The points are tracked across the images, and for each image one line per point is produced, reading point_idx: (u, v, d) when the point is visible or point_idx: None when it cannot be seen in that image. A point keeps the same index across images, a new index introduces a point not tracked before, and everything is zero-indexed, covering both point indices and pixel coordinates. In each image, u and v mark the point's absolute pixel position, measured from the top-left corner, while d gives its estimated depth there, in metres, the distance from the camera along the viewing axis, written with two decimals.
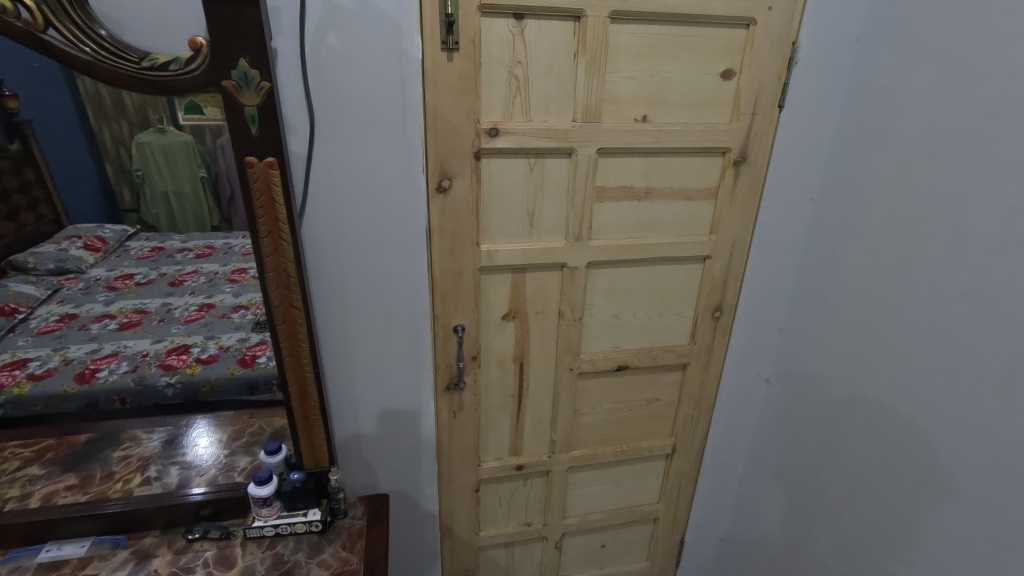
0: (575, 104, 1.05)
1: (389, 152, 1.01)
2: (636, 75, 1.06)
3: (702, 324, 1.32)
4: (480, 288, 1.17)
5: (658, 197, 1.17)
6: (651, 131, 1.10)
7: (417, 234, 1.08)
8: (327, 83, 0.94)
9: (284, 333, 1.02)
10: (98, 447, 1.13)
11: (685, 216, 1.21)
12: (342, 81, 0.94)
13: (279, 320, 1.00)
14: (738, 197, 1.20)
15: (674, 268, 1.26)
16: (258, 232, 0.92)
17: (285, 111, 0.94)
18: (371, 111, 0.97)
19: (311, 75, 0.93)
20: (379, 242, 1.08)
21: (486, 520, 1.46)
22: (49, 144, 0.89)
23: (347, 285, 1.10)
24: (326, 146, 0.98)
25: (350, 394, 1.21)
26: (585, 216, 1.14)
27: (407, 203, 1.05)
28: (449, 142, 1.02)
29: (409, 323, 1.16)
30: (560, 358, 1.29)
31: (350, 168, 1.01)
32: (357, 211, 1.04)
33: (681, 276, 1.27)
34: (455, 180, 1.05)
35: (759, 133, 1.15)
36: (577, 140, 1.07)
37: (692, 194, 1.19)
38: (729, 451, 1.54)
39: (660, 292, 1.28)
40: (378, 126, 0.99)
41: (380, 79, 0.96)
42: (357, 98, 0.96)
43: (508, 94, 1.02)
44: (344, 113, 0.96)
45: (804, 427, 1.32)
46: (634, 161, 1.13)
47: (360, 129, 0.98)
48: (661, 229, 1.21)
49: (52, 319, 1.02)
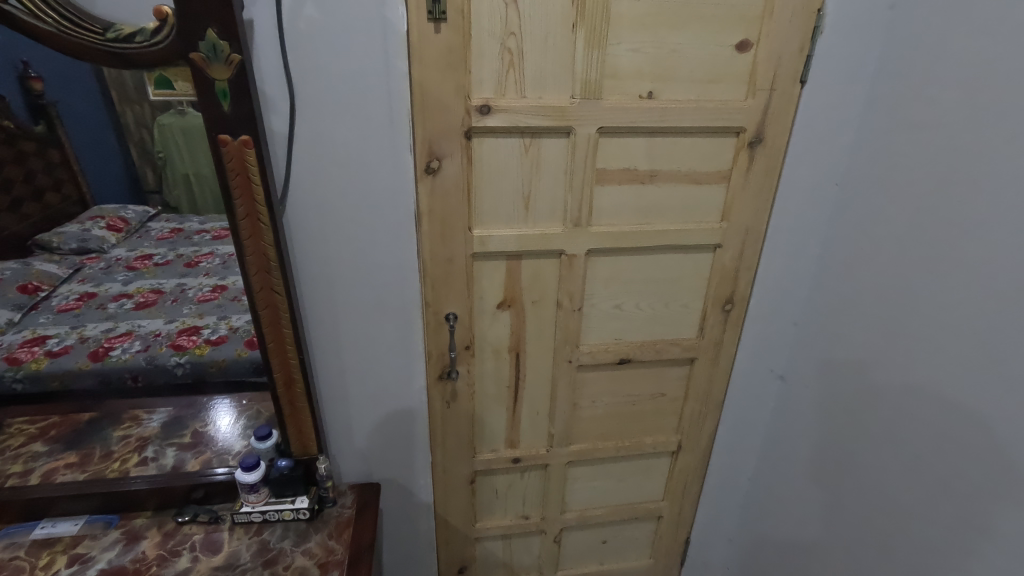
0: (573, 79, 0.98)
1: (374, 131, 0.96)
2: (640, 46, 0.97)
3: (711, 317, 1.25)
4: (473, 275, 1.12)
5: (665, 180, 1.09)
6: (657, 108, 1.02)
7: (405, 218, 1.04)
8: (307, 57, 0.89)
9: (266, 319, 0.99)
10: (98, 427, 1.12)
11: (694, 201, 1.12)
12: (321, 54, 0.89)
13: (260, 306, 0.97)
14: (752, 182, 1.11)
15: (681, 257, 1.18)
16: (234, 214, 0.89)
17: (264, 87, 0.90)
18: (354, 86, 0.92)
19: (289, 47, 0.88)
20: (365, 227, 1.03)
21: (484, 508, 1.43)
22: (74, 125, 0.87)
23: (334, 270, 1.07)
24: (308, 124, 0.94)
25: (340, 381, 1.18)
26: (584, 201, 1.07)
27: (394, 185, 1.01)
28: (437, 119, 0.96)
29: (398, 311, 1.13)
30: (559, 350, 1.23)
31: (333, 149, 0.96)
32: (342, 192, 1.00)
33: (689, 266, 1.19)
34: (444, 161, 1.00)
35: (777, 111, 1.05)
36: (575, 118, 1.00)
37: (701, 177, 1.10)
38: (738, 449, 1.46)
39: (665, 283, 1.20)
40: (361, 102, 0.94)
41: (362, 52, 0.90)
42: (339, 73, 0.91)
43: (500, 68, 0.96)
44: (325, 88, 0.92)
45: (820, 430, 1.23)
46: (639, 141, 1.05)
47: (342, 106, 0.93)
48: (667, 215, 1.13)
49: (71, 298, 0.98)
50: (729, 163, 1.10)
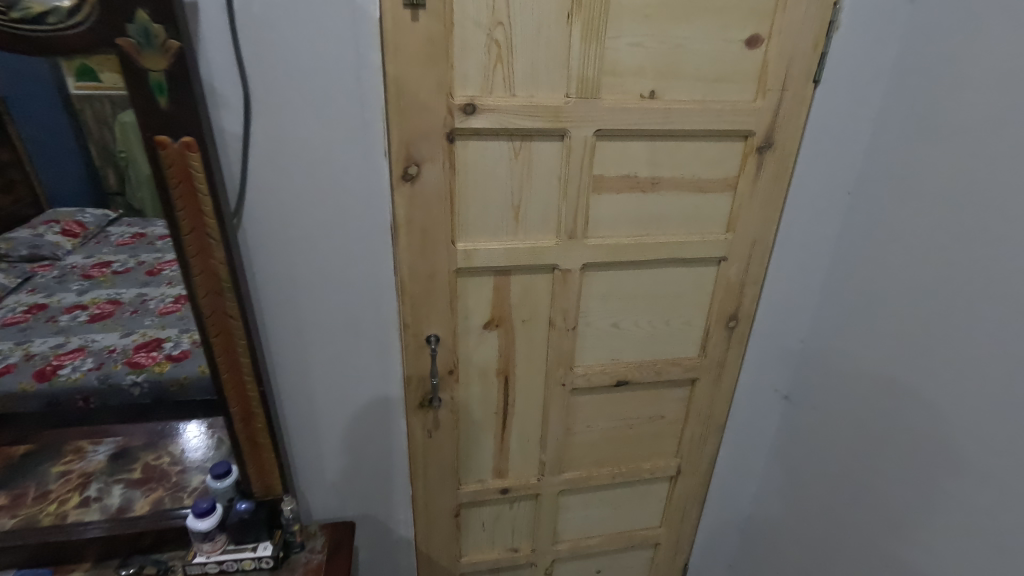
0: (568, 76, 0.87)
1: (342, 133, 0.84)
2: (642, 40, 0.88)
3: (714, 334, 1.16)
4: (457, 292, 1.01)
5: (667, 188, 1.00)
6: (660, 109, 0.92)
7: (381, 230, 0.93)
8: (263, 48, 0.77)
9: (219, 346, 0.86)
10: (35, 461, 0.97)
11: (698, 211, 1.03)
12: (280, 44, 0.78)
13: (212, 332, 0.85)
14: (760, 190, 1.02)
15: (683, 272, 1.09)
16: (178, 228, 0.77)
17: (214, 80, 0.78)
18: (320, 81, 0.81)
19: (241, 35, 0.76)
20: (334, 240, 0.92)
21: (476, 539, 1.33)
22: (22, 118, 0.74)
23: (299, 289, 0.95)
24: (266, 125, 0.82)
25: (309, 410, 1.06)
26: (580, 211, 0.97)
27: (368, 192, 0.89)
28: (415, 120, 0.85)
29: (374, 333, 1.01)
30: (551, 372, 1.12)
31: (296, 152, 0.84)
32: (308, 203, 0.88)
33: (692, 280, 1.10)
34: (423, 167, 0.88)
35: (788, 114, 0.96)
36: (570, 120, 0.90)
37: (706, 185, 1.01)
38: (740, 473, 1.37)
39: (666, 299, 1.11)
40: (328, 100, 0.82)
41: (328, 42, 0.79)
42: (301, 66, 0.79)
43: (486, 63, 0.85)
44: (286, 83, 0.80)
45: (828, 456, 1.15)
46: (639, 146, 0.95)
47: (306, 105, 0.82)
48: (670, 226, 1.03)
49: (17, 310, 0.83)
50: (736, 170, 1.01)
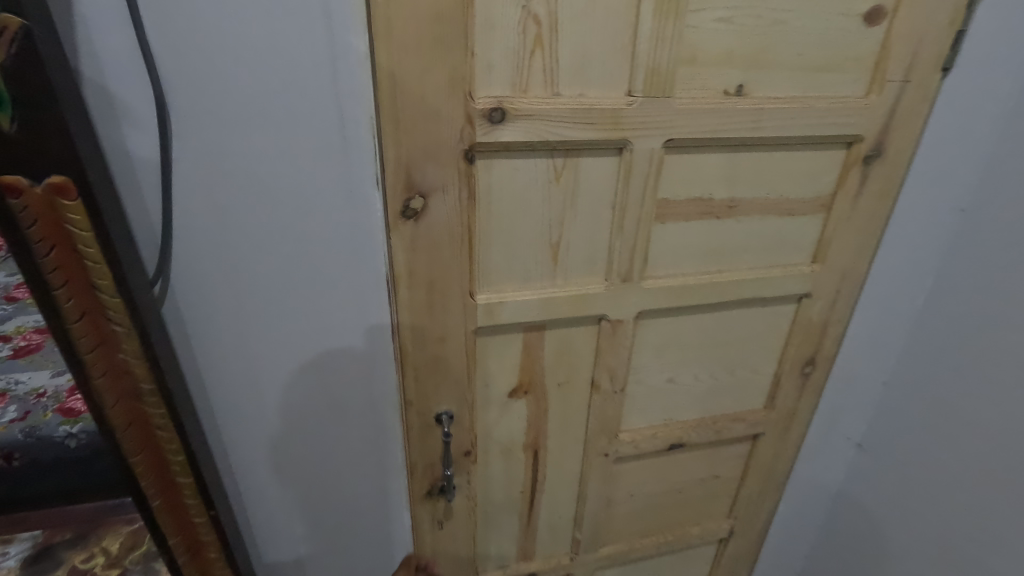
0: (631, 67, 0.62)
1: (313, 154, 0.58)
2: (733, 15, 0.63)
3: (785, 383, 0.94)
4: (475, 356, 0.76)
5: (747, 213, 0.76)
6: (749, 111, 0.68)
7: (372, 284, 0.67)
8: (184, 29, 0.51)
9: (145, 469, 0.59)
10: None
11: (782, 239, 0.80)
12: (212, 25, 0.51)
13: (132, 453, 0.58)
14: (860, 211, 0.79)
15: (757, 313, 0.86)
16: (56, 314, 0.49)
17: (111, 83, 0.51)
18: (275, 82, 0.54)
19: (147, 10, 0.49)
20: (305, 302, 0.66)
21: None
22: None
23: (259, 367, 0.69)
24: (198, 147, 0.56)
25: (287, 510, 0.80)
26: (638, 246, 0.73)
27: (353, 235, 0.63)
28: (418, 133, 0.59)
29: (365, 414, 0.76)
30: (591, 441, 0.89)
31: (246, 184, 0.58)
32: (267, 252, 0.62)
33: (766, 323, 0.88)
34: (429, 198, 0.63)
35: (906, 113, 0.73)
36: (632, 128, 0.65)
37: (794, 207, 0.78)
38: (799, 531, 1.17)
39: (734, 346, 0.88)
40: (290, 108, 0.56)
41: (284, 20, 0.52)
42: (245, 58, 0.53)
43: (518, 50, 0.59)
44: (223, 84, 0.54)
45: (913, 524, 0.96)
46: (718, 160, 0.71)
47: (255, 116, 0.55)
48: (746, 260, 0.80)
49: None
50: (832, 186, 0.78)
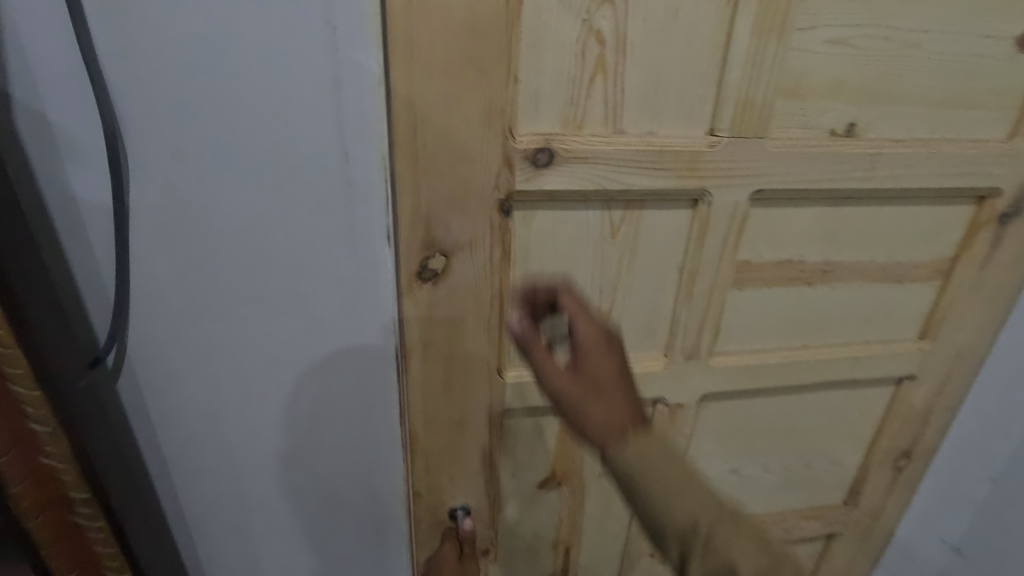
0: (715, 100, 0.49)
1: (308, 204, 0.46)
2: (852, 36, 0.49)
3: (873, 478, 0.78)
4: (501, 442, 0.62)
5: (846, 280, 0.61)
6: (861, 157, 0.53)
7: (377, 359, 0.54)
8: (148, 48, 0.40)
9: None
10: None
11: (885, 312, 0.65)
12: (182, 41, 0.40)
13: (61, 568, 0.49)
14: (987, 280, 0.64)
15: (846, 396, 0.71)
16: None
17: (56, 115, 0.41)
18: (263, 114, 0.42)
19: (95, 18, 0.39)
20: (294, 377, 0.54)
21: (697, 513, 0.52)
22: None
23: (236, 448, 0.57)
24: (164, 192, 0.44)
25: (285, 567, 0.65)
26: (709, 318, 0.59)
27: (356, 301, 0.51)
28: (442, 177, 0.46)
29: (363, 507, 0.62)
30: (635, 539, 0.74)
31: (225, 238, 0.46)
32: (249, 319, 0.50)
33: (856, 407, 0.72)
34: (453, 257, 0.50)
35: None
36: (712, 176, 0.51)
37: (904, 273, 0.63)
38: None
39: (814, 434, 0.73)
40: (277, 145, 0.44)
41: (272, 31, 0.40)
42: (225, 84, 0.41)
43: (574, 76, 0.46)
44: (193, 113, 0.42)
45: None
46: (815, 216, 0.57)
47: (234, 153, 0.43)
48: (839, 335, 0.65)
49: None
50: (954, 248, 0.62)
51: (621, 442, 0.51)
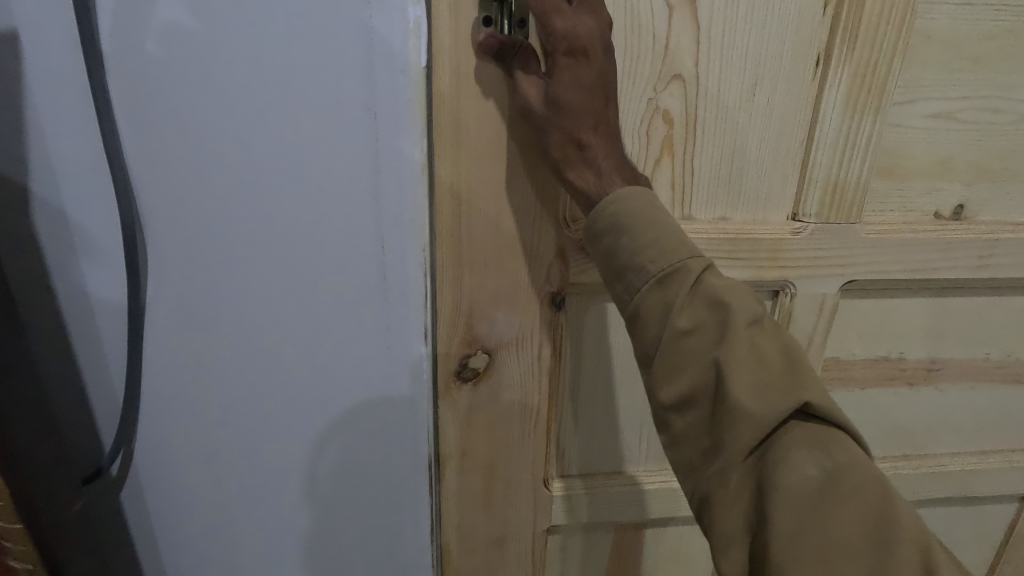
0: (799, 182, 0.43)
1: (338, 299, 0.40)
2: (959, 109, 0.42)
3: None
4: (546, 562, 0.54)
5: (955, 380, 0.52)
6: (974, 242, 0.46)
7: (409, 475, 0.46)
8: (174, 142, 0.37)
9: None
10: None
11: (1003, 417, 0.55)
12: (208, 132, 0.37)
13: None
14: None
15: (956, 513, 0.59)
16: None
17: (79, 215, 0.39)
18: (294, 205, 0.38)
19: (122, 109, 0.36)
20: (312, 490, 0.47)
21: (806, 383, 0.31)
22: None
23: (246, 562, 0.50)
24: (187, 288, 0.41)
25: None
26: None
27: (387, 410, 0.44)
28: (488, 268, 0.41)
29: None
30: None
31: (249, 334, 0.42)
32: (267, 422, 0.45)
33: (969, 527, 0.60)
34: (496, 354, 0.44)
35: None
36: (797, 266, 0.44)
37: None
38: None
39: None
40: (306, 237, 0.39)
41: (304, 115, 0.36)
42: (254, 174, 0.37)
43: (637, 158, 0.41)
44: (218, 203, 0.38)
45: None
46: (917, 308, 0.49)
47: (259, 245, 0.39)
48: (946, 443, 0.55)
49: None
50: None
51: (576, 157, 0.36)
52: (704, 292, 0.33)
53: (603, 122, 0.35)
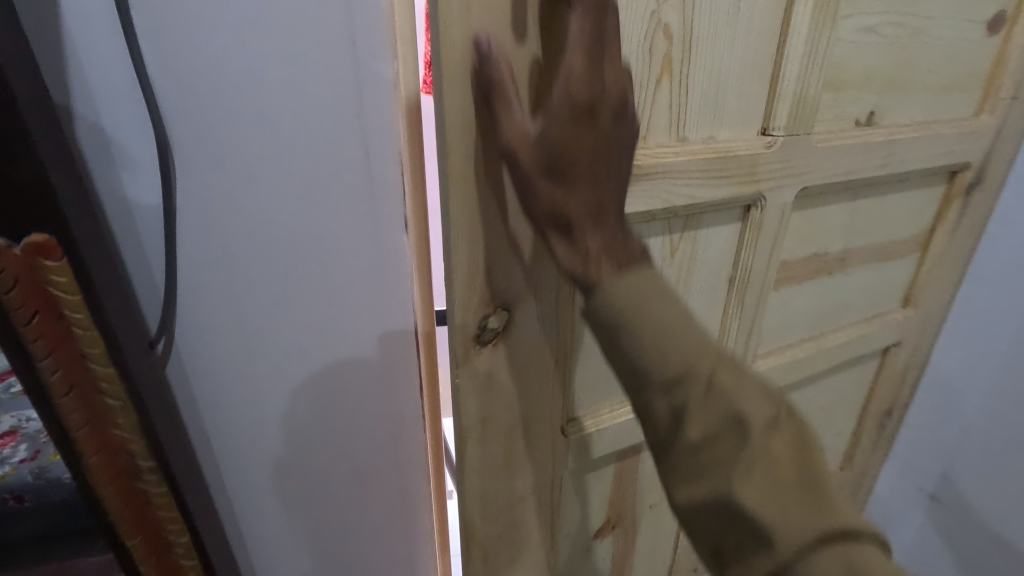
0: (769, 97, 0.45)
1: (334, 200, 0.48)
2: (880, 23, 0.48)
3: (864, 438, 0.83)
4: (557, 506, 0.54)
5: (856, 264, 0.63)
6: (881, 143, 0.54)
7: (402, 356, 0.57)
8: (181, 51, 0.40)
9: (144, 557, 0.46)
10: None
11: (881, 288, 0.68)
12: (208, 39, 0.40)
13: (130, 538, 0.44)
14: (955, 244, 0.69)
15: (848, 372, 0.73)
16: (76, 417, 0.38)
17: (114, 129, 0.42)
18: (297, 112, 0.44)
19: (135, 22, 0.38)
20: (326, 373, 0.56)
21: (831, 509, 0.30)
22: None
23: (276, 448, 0.59)
24: (201, 204, 0.46)
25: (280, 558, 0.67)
26: (756, 323, 0.56)
27: (383, 292, 0.53)
28: (504, 216, 0.36)
29: (388, 491, 0.66)
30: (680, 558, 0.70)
31: (256, 238, 0.48)
32: (282, 320, 0.52)
33: (854, 380, 0.75)
34: (515, 310, 0.40)
35: (1006, 136, 0.64)
36: (766, 177, 0.47)
37: (897, 250, 0.66)
38: None
39: (820, 414, 0.75)
40: (307, 144, 0.45)
41: (301, 23, 0.41)
42: (257, 79, 0.42)
43: (640, 77, 0.39)
44: (229, 117, 0.43)
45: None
46: (839, 205, 0.56)
47: (259, 148, 0.44)
48: (846, 317, 0.67)
49: None
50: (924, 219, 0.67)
51: (555, 178, 0.32)
52: (718, 403, 0.30)
53: (600, 142, 0.31)
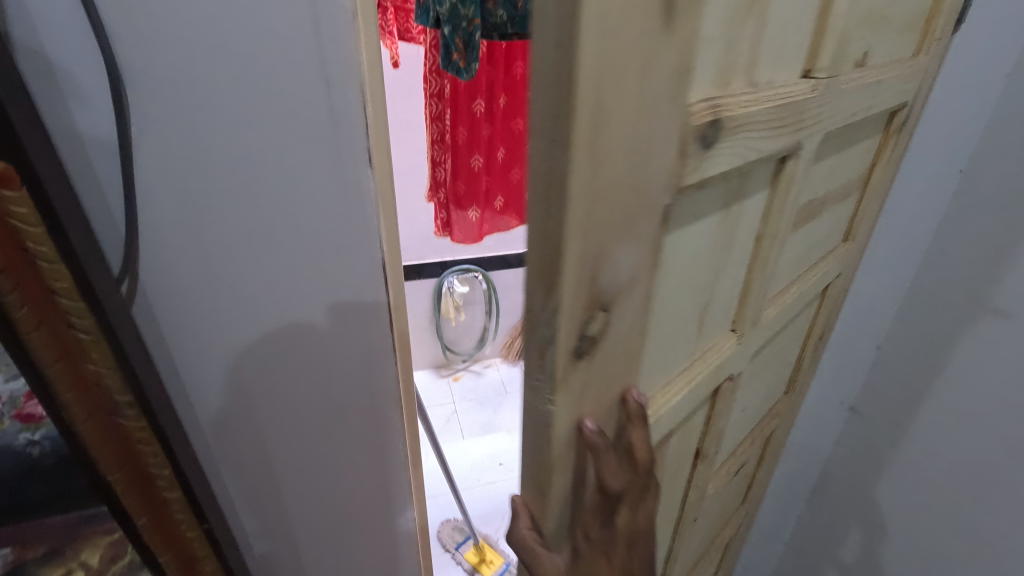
0: (811, 37, 0.43)
1: (296, 125, 0.51)
2: None
3: (805, 362, 0.90)
4: None
5: (829, 205, 0.66)
6: (871, 84, 0.55)
7: (370, 273, 0.61)
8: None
9: (127, 489, 0.53)
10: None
11: (835, 224, 0.72)
12: None
13: (111, 471, 0.51)
14: (885, 176, 0.75)
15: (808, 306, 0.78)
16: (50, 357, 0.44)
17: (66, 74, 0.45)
18: (249, 49, 0.47)
19: None
20: (295, 295, 0.61)
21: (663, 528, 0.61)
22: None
23: (247, 372, 0.64)
24: (164, 139, 0.49)
25: (250, 479, 0.73)
26: (771, 274, 0.56)
27: (347, 206, 0.57)
28: (620, 192, 0.30)
29: (359, 409, 0.71)
30: (686, 510, 0.71)
31: (221, 169, 0.52)
32: (245, 249, 0.56)
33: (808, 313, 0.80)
34: (614, 305, 0.34)
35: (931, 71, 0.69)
36: (808, 125, 0.45)
37: (851, 186, 0.70)
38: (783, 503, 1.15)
39: (785, 349, 0.79)
40: (265, 76, 0.49)
41: None
42: (210, 18, 0.46)
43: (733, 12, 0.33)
44: (188, 57, 0.47)
45: (901, 492, 0.96)
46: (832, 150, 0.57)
47: (219, 86, 0.48)
48: (816, 256, 0.70)
49: None
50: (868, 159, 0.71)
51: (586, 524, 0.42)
52: None
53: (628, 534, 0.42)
